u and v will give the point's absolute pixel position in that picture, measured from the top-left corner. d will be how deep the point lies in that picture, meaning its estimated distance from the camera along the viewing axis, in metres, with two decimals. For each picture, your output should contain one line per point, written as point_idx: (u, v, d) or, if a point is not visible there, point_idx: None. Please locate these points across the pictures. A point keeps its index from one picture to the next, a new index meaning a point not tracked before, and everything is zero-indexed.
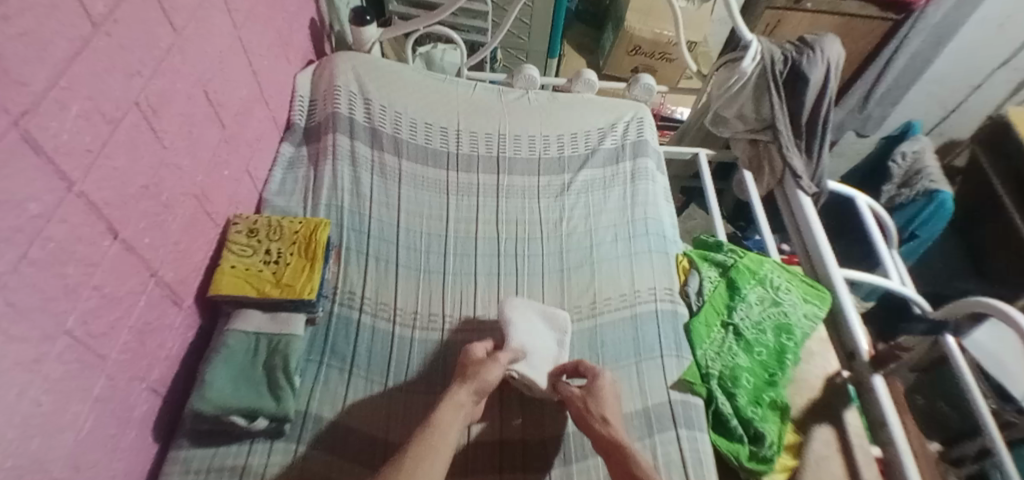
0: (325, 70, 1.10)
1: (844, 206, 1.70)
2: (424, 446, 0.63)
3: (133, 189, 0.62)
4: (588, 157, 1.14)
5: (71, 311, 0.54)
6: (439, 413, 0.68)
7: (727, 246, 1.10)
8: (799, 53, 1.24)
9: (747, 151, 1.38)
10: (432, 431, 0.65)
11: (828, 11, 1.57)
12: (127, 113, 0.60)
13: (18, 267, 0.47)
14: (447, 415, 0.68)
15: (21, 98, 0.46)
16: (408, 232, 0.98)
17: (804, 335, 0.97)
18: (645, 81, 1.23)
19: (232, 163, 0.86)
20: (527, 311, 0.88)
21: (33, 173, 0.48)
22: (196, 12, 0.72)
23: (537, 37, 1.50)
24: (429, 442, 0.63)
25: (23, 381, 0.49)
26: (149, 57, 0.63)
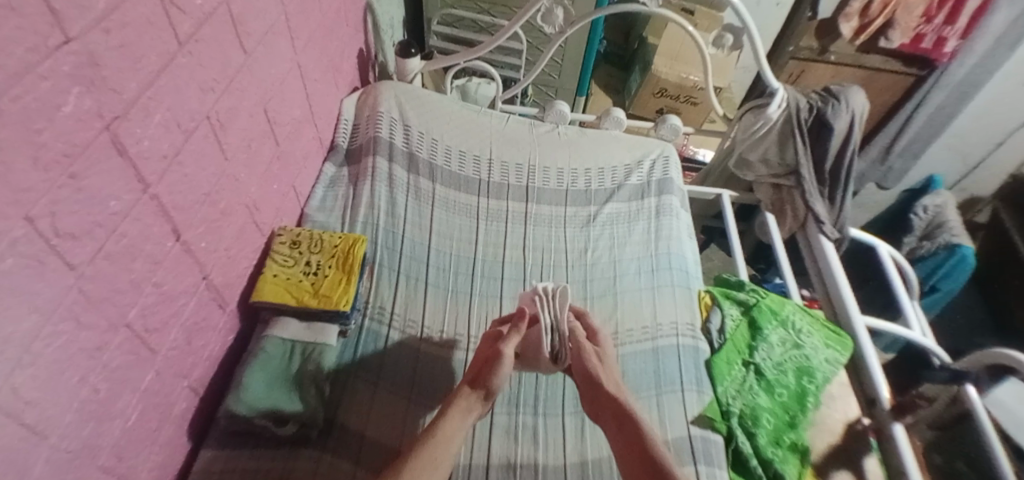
0: (369, 97, 1.17)
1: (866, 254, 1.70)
2: (432, 462, 0.63)
3: (198, 195, 0.67)
4: (614, 191, 1.17)
5: (133, 305, 0.58)
6: (441, 425, 0.68)
7: (749, 286, 1.12)
8: (824, 103, 1.28)
9: (770, 194, 1.40)
10: (433, 443, 0.65)
11: (850, 64, 1.63)
12: (199, 125, 0.66)
13: (94, 259, 0.51)
14: (450, 427, 0.68)
15: (114, 103, 0.51)
16: (439, 253, 1.02)
17: (825, 379, 0.98)
18: (671, 121, 1.28)
19: (281, 178, 0.91)
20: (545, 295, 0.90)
21: (117, 174, 0.53)
22: (263, 37, 0.78)
23: (568, 75, 1.57)
24: (438, 459, 0.64)
25: (86, 367, 0.52)
26: (222, 76, 0.69)
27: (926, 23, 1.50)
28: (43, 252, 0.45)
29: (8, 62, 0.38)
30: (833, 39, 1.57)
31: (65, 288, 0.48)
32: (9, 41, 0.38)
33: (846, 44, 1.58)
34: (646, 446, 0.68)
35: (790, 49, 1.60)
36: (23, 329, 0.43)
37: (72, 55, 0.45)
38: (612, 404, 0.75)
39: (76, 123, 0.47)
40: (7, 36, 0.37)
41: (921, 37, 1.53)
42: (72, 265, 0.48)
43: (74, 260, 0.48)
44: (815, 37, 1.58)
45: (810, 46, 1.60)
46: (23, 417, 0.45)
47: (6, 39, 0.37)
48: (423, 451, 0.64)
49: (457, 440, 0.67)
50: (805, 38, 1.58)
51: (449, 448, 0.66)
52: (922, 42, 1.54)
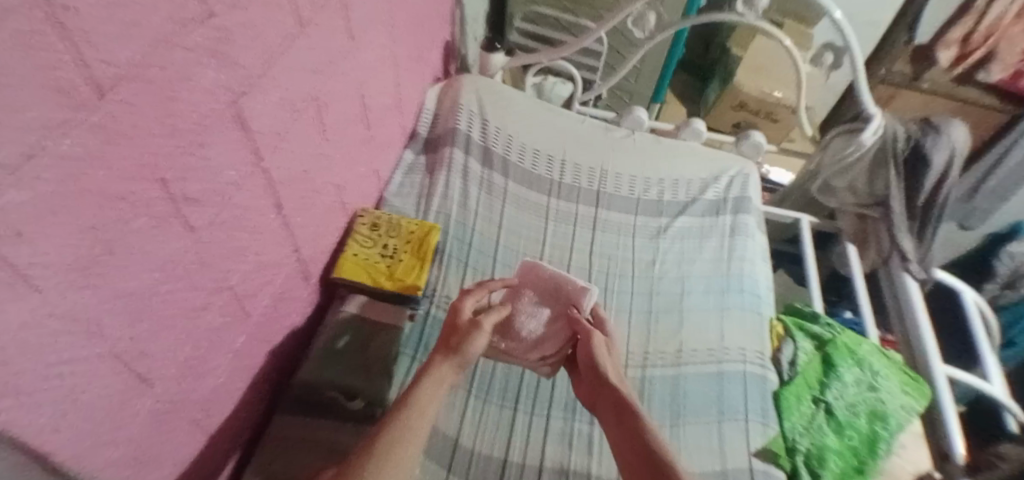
0: (452, 88, 1.18)
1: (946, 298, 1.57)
2: (404, 438, 0.60)
3: (298, 173, 0.70)
4: (687, 204, 1.14)
5: (235, 271, 0.61)
6: (412, 395, 0.64)
7: (824, 319, 1.06)
8: (923, 134, 1.19)
9: (853, 224, 1.32)
10: (408, 418, 0.62)
11: (943, 94, 1.75)
12: (306, 106, 0.69)
13: (210, 224, 0.54)
14: (422, 398, 0.65)
15: (241, 79, 0.54)
16: (507, 249, 1.02)
17: (899, 428, 0.92)
18: (754, 138, 1.23)
19: (367, 161, 0.93)
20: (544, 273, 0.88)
21: (237, 147, 0.56)
22: (368, 24, 0.81)
23: (645, 81, 1.53)
24: (410, 434, 0.61)
25: (192, 324, 0.55)
26: (330, 59, 0.72)
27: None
28: (168, 214, 0.48)
29: (150, 32, 0.41)
30: (929, 66, 1.71)
31: (183, 250, 0.51)
32: (153, 14, 0.40)
33: (942, 73, 1.71)
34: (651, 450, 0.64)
35: (882, 71, 1.78)
36: (141, 285, 0.47)
37: (212, 31, 0.48)
38: (607, 392, 0.73)
39: (208, 95, 0.50)
40: (149, 10, 0.40)
41: (1020, 75, 1.64)
42: (191, 228, 0.52)
43: (193, 223, 0.52)
44: (908, 63, 1.74)
45: (902, 72, 1.75)
46: (133, 366, 0.48)
47: (153, 9, 0.40)
48: (398, 422, 0.61)
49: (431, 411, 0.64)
50: (898, 64, 1.75)
51: (424, 419, 0.63)
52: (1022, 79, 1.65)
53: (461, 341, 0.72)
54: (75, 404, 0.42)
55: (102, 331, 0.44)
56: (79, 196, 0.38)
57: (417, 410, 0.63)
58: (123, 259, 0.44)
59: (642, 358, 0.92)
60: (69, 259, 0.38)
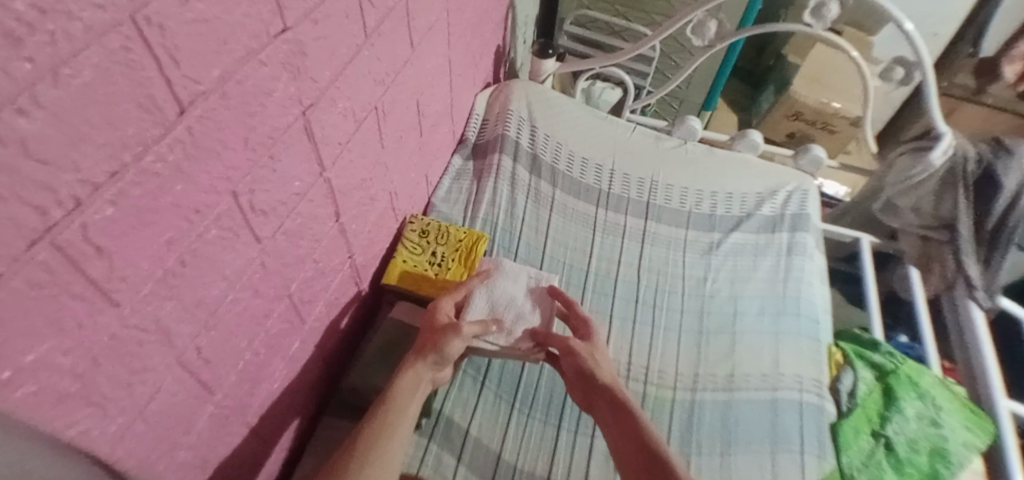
0: (501, 94, 1.17)
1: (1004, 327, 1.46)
2: (385, 431, 0.63)
3: (357, 181, 0.70)
4: (741, 220, 1.09)
5: (295, 279, 0.61)
6: (392, 390, 0.67)
7: (885, 347, 0.99)
8: (994, 156, 1.13)
9: (916, 247, 1.24)
10: (388, 413, 0.65)
11: (1007, 109, 1.69)
12: (368, 116, 0.69)
13: (274, 235, 0.55)
14: (401, 392, 0.68)
15: (310, 91, 0.54)
16: (553, 260, 1.01)
17: (961, 466, 0.87)
18: (814, 153, 1.17)
19: (418, 168, 0.93)
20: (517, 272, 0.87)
21: (304, 157, 0.56)
22: (428, 33, 0.81)
23: (696, 87, 1.49)
24: (391, 428, 0.64)
25: (253, 332, 0.56)
26: (391, 69, 0.72)
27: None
28: (239, 226, 0.49)
29: (233, 48, 0.42)
30: (992, 80, 1.67)
31: (250, 260, 0.52)
32: (234, 28, 0.41)
33: (1007, 88, 1.67)
34: (646, 447, 0.65)
35: (944, 84, 1.73)
36: (211, 295, 0.48)
37: (287, 44, 0.48)
38: (603, 393, 0.74)
39: (281, 108, 0.50)
40: (230, 25, 0.40)
41: None
42: (258, 238, 0.52)
43: (260, 233, 0.52)
44: (972, 76, 1.70)
45: (965, 85, 1.71)
46: (199, 374, 0.49)
47: (236, 24, 0.41)
48: (381, 415, 0.65)
49: (409, 405, 0.67)
50: (962, 76, 1.71)
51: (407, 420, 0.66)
52: None
53: (439, 342, 0.72)
54: (143, 411, 0.43)
55: (172, 341, 0.44)
56: (157, 210, 0.38)
57: (398, 413, 0.65)
58: (195, 271, 0.45)
59: (691, 380, 0.89)
60: (145, 271, 0.39)
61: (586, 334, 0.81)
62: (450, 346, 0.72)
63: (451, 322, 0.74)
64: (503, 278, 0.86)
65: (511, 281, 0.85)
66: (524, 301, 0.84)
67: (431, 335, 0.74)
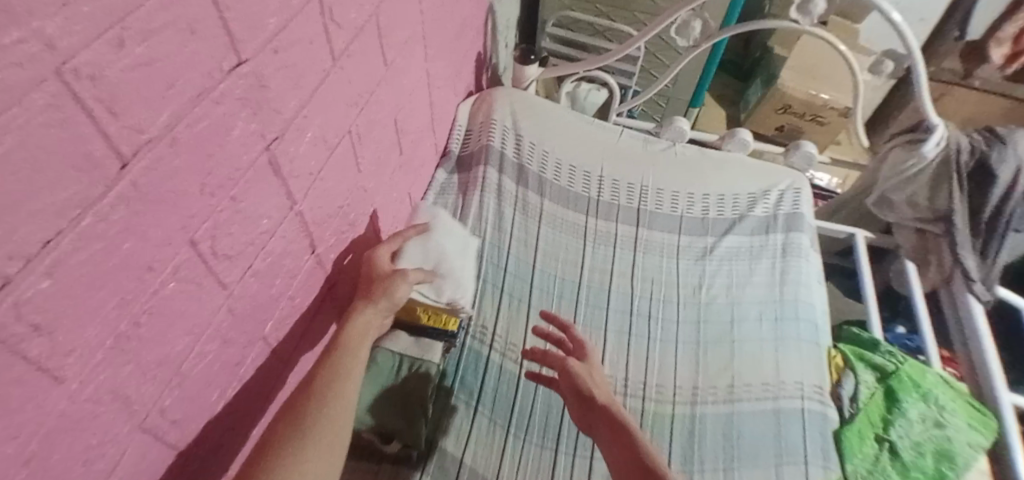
0: (484, 102, 1.14)
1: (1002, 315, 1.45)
2: (342, 379, 0.63)
3: (334, 209, 0.68)
4: (735, 222, 1.07)
5: (269, 320, 0.60)
6: (345, 335, 0.68)
7: (885, 347, 0.98)
8: (988, 146, 1.11)
9: (913, 241, 1.22)
10: (342, 362, 0.65)
11: (996, 92, 1.68)
12: (342, 140, 0.66)
13: (243, 277, 0.53)
14: (353, 337, 0.68)
15: (274, 124, 0.52)
16: (544, 274, 0.98)
17: (966, 467, 0.86)
18: (806, 148, 1.14)
19: (400, 186, 0.90)
20: (450, 227, 0.90)
21: (272, 194, 0.54)
22: (403, 49, 0.78)
23: (684, 85, 1.46)
24: (347, 375, 0.64)
25: (225, 382, 0.54)
26: (366, 89, 0.69)
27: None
28: (202, 275, 0.46)
29: (183, 90, 0.38)
30: (980, 63, 1.64)
31: (216, 308, 0.50)
32: (185, 68, 0.37)
33: (995, 71, 1.64)
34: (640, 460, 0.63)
35: (932, 69, 1.71)
36: (175, 352, 0.45)
37: (244, 79, 0.45)
38: (597, 411, 0.71)
39: (242, 147, 0.47)
40: (180, 65, 0.37)
41: None
42: (224, 285, 0.50)
43: (225, 279, 0.50)
44: (960, 60, 1.67)
45: (953, 69, 1.68)
46: (165, 434, 0.47)
47: (185, 64, 0.37)
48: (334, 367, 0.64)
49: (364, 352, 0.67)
50: (949, 61, 1.69)
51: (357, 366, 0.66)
52: None
53: (383, 288, 0.73)
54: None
55: (132, 406, 0.42)
56: (106, 274, 0.35)
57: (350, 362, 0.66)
58: (154, 331, 0.42)
59: (691, 393, 0.87)
60: (95, 341, 0.36)
61: (581, 354, 0.79)
62: (396, 292, 0.74)
63: (394, 271, 0.76)
64: (438, 231, 0.87)
65: (444, 235, 0.88)
66: (454, 254, 0.88)
67: (374, 285, 0.74)
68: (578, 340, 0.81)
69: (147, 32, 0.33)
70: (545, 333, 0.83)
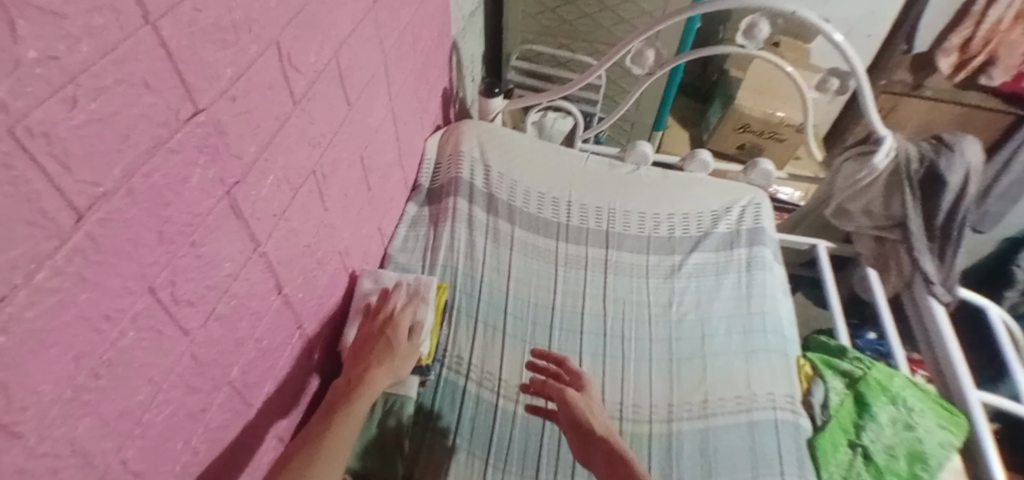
0: (452, 135, 1.17)
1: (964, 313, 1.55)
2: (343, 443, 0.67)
3: (300, 248, 0.69)
4: (700, 240, 1.10)
5: (235, 364, 0.60)
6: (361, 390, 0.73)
7: (853, 353, 1.00)
8: (936, 153, 1.16)
9: (872, 248, 1.29)
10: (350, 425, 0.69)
11: (948, 100, 1.74)
12: (306, 181, 0.67)
13: (206, 322, 0.53)
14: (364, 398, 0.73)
15: (234, 170, 0.53)
16: (517, 300, 0.99)
17: (941, 467, 0.87)
18: (763, 166, 1.19)
19: (370, 221, 0.92)
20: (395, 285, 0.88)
21: (233, 238, 0.55)
22: (365, 88, 0.80)
23: (646, 110, 1.52)
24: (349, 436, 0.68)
25: (190, 430, 0.54)
26: (328, 129, 0.71)
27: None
28: (162, 323, 0.46)
29: (140, 140, 0.39)
30: (929, 73, 1.73)
31: (178, 354, 0.49)
32: (141, 119, 0.39)
33: (944, 81, 1.72)
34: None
35: (883, 82, 1.78)
36: (136, 403, 0.45)
37: (201, 126, 0.46)
38: (598, 442, 0.71)
39: (200, 194, 0.48)
40: (137, 117, 0.38)
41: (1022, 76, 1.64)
42: (185, 331, 0.50)
43: (187, 325, 0.50)
44: (910, 72, 1.76)
45: (904, 80, 1.76)
46: None
47: (141, 116, 0.39)
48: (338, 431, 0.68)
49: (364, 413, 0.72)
50: (899, 73, 1.77)
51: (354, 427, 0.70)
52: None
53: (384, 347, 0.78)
54: None
55: (93, 461, 0.41)
56: (61, 328, 0.35)
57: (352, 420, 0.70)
58: (112, 382, 0.41)
59: (667, 411, 0.88)
60: (51, 396, 0.35)
61: (577, 384, 0.80)
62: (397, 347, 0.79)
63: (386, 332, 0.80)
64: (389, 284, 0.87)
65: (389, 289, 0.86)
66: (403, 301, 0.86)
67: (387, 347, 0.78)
68: (573, 371, 0.81)
69: (100, 88, 0.34)
70: (540, 366, 0.83)
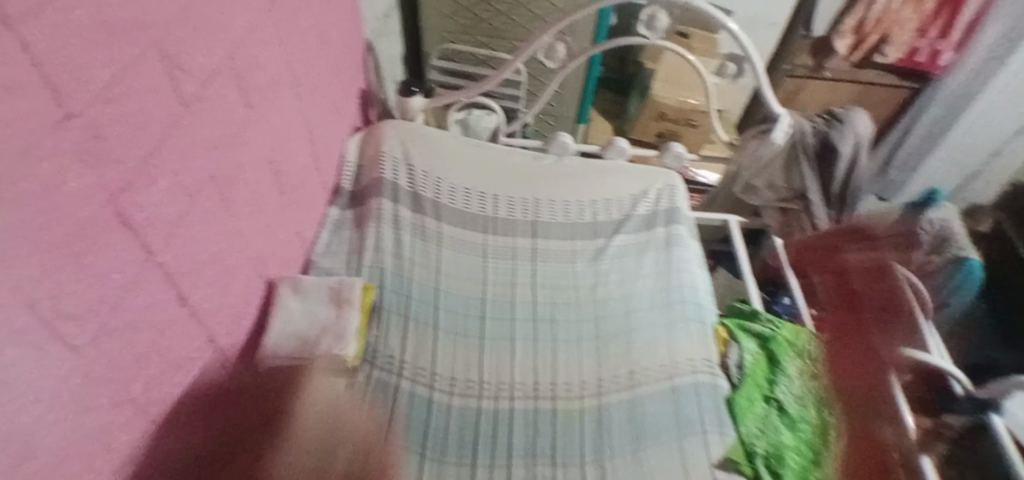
0: (371, 136, 1.15)
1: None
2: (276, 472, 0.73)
3: (204, 257, 0.67)
4: (622, 222, 1.15)
5: (137, 380, 0.57)
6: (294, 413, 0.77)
7: (765, 316, 1.08)
8: (829, 126, 1.26)
9: (778, 219, 1.39)
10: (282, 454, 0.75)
11: (848, 80, 1.82)
12: (204, 186, 0.65)
13: (98, 337, 0.50)
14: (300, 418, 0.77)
15: (117, 176, 0.50)
16: (448, 295, 1.00)
17: (846, 411, 0.96)
18: (676, 148, 1.25)
19: (286, 226, 0.90)
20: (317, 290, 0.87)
21: (121, 247, 0.52)
22: (267, 90, 0.78)
23: (568, 103, 1.58)
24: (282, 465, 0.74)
25: (89, 451, 0.51)
26: (227, 132, 0.69)
27: (919, 37, 1.69)
28: (46, 338, 0.43)
29: (12, 140, 0.36)
30: (828, 56, 1.76)
31: (67, 372, 0.46)
32: (14, 119, 0.36)
33: (841, 61, 1.77)
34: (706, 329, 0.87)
35: (786, 67, 1.80)
36: (26, 423, 0.41)
37: (76, 130, 0.44)
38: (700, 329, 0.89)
39: (80, 200, 0.46)
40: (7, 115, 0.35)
41: (915, 51, 1.73)
42: (75, 347, 0.47)
43: (76, 341, 0.46)
44: (810, 56, 1.78)
45: (805, 64, 1.79)
46: None
47: (14, 117, 0.36)
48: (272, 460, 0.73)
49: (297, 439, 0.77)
50: (800, 57, 1.79)
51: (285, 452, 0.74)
52: (917, 55, 1.73)
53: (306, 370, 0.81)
54: None
55: None
56: None
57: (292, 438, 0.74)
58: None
59: (597, 387, 0.92)
60: None
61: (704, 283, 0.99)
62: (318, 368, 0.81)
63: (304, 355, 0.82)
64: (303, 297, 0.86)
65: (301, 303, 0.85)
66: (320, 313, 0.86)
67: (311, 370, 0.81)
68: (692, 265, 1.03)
69: None
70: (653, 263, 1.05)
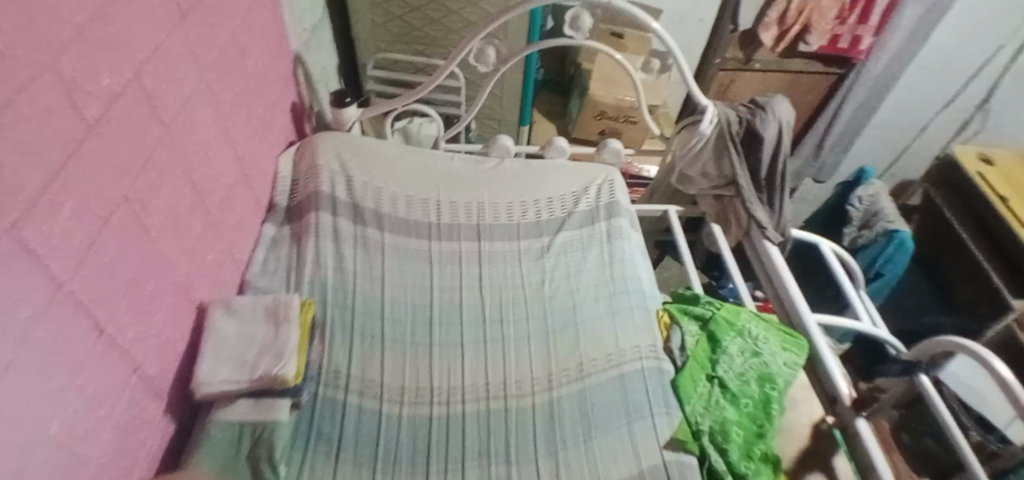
0: (306, 150, 1.14)
1: (812, 255, 1.79)
2: None
3: (120, 284, 0.64)
4: (565, 220, 1.18)
5: (56, 416, 0.54)
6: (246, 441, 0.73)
7: (705, 299, 1.12)
8: (753, 115, 1.33)
9: (713, 206, 1.46)
10: None
11: (776, 69, 1.90)
12: (116, 210, 0.63)
13: (6, 374, 0.46)
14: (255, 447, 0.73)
15: (17, 204, 0.47)
16: (393, 305, 0.99)
17: (787, 383, 0.97)
18: (612, 144, 1.30)
19: (215, 248, 0.88)
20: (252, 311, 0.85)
21: (27, 277, 0.49)
22: (183, 108, 0.76)
23: (508, 106, 1.59)
24: None
25: None
26: (139, 154, 0.66)
27: (840, 25, 1.74)
28: None
29: None
30: (756, 48, 1.85)
31: None
32: None
33: (768, 53, 1.86)
34: None
35: (717, 61, 1.84)
36: None
37: None
38: None
39: None
40: None
41: (838, 38, 1.77)
42: None
43: None
44: (739, 48, 1.86)
45: (736, 57, 1.87)
46: None
47: None
48: None
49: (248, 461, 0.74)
50: (730, 50, 1.85)
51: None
52: (839, 42, 1.78)
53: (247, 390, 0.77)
54: None
55: None
56: None
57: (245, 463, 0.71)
58: None
59: (547, 381, 0.94)
60: None
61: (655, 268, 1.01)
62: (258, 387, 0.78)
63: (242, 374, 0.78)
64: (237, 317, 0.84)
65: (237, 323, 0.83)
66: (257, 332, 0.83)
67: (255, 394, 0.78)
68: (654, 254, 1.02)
69: None
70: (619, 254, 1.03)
